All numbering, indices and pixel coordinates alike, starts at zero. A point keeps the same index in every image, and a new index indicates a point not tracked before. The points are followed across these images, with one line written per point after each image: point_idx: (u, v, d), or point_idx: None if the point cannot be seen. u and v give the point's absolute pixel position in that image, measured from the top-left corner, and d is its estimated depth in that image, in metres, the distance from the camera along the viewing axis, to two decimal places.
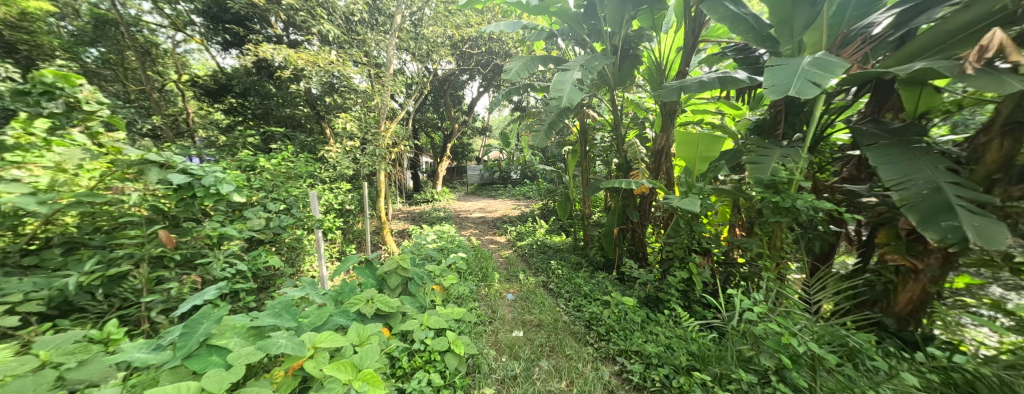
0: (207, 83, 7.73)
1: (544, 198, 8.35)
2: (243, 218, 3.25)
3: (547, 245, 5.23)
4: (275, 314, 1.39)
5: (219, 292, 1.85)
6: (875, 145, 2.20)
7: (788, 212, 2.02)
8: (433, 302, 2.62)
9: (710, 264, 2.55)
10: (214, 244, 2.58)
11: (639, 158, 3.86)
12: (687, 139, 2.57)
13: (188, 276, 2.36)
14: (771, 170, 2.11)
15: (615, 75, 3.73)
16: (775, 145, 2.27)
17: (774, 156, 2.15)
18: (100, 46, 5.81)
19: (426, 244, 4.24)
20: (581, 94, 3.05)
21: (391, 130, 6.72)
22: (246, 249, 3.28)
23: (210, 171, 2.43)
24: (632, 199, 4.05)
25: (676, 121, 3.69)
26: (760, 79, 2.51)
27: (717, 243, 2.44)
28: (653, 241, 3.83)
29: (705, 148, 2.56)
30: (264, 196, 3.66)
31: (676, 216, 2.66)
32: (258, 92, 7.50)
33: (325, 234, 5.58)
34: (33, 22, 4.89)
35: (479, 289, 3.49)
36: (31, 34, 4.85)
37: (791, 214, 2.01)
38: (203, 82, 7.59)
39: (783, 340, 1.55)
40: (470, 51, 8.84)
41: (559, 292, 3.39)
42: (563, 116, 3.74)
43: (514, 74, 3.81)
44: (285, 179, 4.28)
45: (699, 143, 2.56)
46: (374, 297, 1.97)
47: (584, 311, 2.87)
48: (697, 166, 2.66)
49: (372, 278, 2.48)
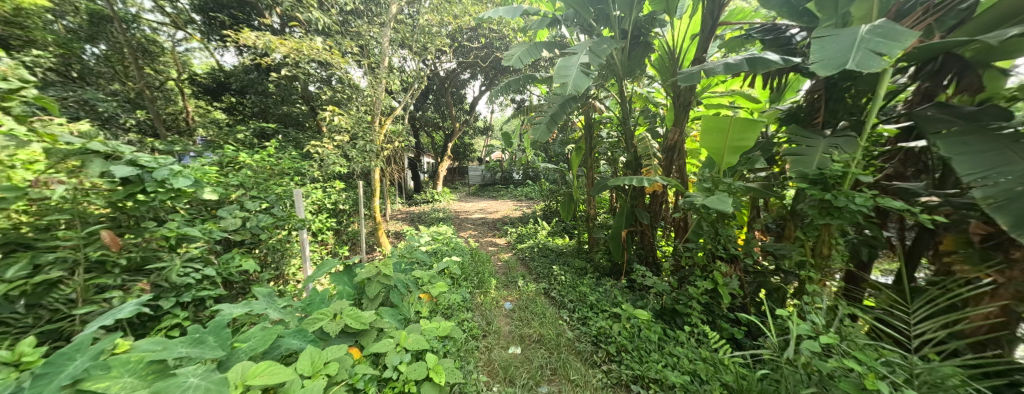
0: (204, 81, 7.58)
1: (545, 198, 8.05)
2: (215, 218, 2.98)
3: (548, 247, 4.92)
4: (195, 341, 1.10)
5: (140, 308, 1.61)
6: (946, 134, 1.93)
7: (841, 213, 1.72)
8: (419, 314, 2.32)
9: (738, 273, 2.22)
10: (172, 247, 2.31)
11: (650, 155, 3.54)
12: (715, 125, 2.25)
13: (136, 284, 2.08)
14: (818, 161, 1.84)
15: (624, 64, 3.44)
16: (818, 135, 2.00)
17: (819, 147, 1.90)
18: (91, 41, 5.66)
19: (419, 247, 3.95)
20: (588, 80, 2.75)
21: (386, 126, 6.47)
22: (218, 251, 3.00)
23: (166, 162, 2.15)
24: (641, 199, 3.79)
25: (690, 114, 3.41)
26: (796, 60, 2.18)
27: (748, 250, 2.12)
28: (664, 245, 3.53)
29: (737, 136, 2.22)
30: (241, 193, 3.39)
31: (698, 218, 2.33)
32: (255, 90, 7.33)
33: (316, 235, 5.30)
34: (28, 18, 4.71)
35: (473, 297, 3.18)
36: (25, 29, 4.73)
37: (846, 215, 1.70)
38: (201, 80, 7.45)
39: (865, 384, 1.20)
40: (469, 45, 8.55)
41: (561, 303, 3.07)
42: (567, 106, 3.41)
43: (515, 61, 3.54)
44: (268, 176, 4.01)
45: (729, 130, 2.24)
46: (344, 311, 1.69)
47: (590, 326, 2.55)
48: (725, 158, 2.34)
49: (348, 287, 2.19)
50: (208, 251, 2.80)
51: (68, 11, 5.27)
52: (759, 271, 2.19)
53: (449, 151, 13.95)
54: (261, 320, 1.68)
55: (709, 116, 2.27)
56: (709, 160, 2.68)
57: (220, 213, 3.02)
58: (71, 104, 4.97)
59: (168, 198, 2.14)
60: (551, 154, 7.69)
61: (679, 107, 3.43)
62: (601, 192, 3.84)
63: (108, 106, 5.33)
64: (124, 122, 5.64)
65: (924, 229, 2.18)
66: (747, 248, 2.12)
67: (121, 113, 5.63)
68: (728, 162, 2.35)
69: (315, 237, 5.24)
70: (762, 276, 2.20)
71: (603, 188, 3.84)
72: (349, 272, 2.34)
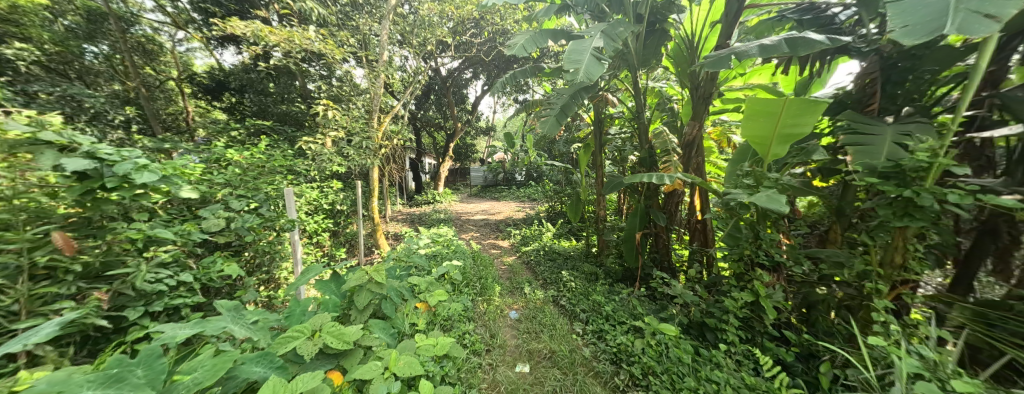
0: (202, 80, 7.47)
1: (549, 199, 7.79)
2: (197, 219, 2.77)
3: (554, 250, 4.65)
4: (115, 380, 0.89)
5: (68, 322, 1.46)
6: None
7: (924, 213, 1.50)
8: (415, 326, 2.07)
9: (781, 282, 1.97)
10: (138, 250, 2.08)
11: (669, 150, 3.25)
12: (763, 109, 2.01)
13: (93, 293, 1.84)
14: (888, 151, 1.68)
15: (639, 53, 3.18)
16: (880, 121, 1.85)
17: (887, 135, 1.75)
18: (90, 40, 5.57)
19: (417, 250, 3.70)
20: (602, 66, 2.49)
21: (385, 124, 6.26)
22: (198, 254, 2.78)
23: (130, 155, 1.92)
24: (655, 199, 3.54)
25: (710, 108, 3.18)
26: (845, 39, 1.92)
27: (794, 256, 1.86)
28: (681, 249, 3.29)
29: (789, 121, 1.97)
30: (227, 191, 3.17)
31: (734, 219, 2.08)
32: (254, 88, 7.19)
33: (310, 237, 5.07)
34: (25, 16, 4.90)
35: (474, 306, 2.93)
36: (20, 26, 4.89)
37: (927, 216, 1.47)
38: (200, 79, 7.35)
39: None
40: (470, 41, 8.35)
41: (573, 313, 2.81)
42: (577, 98, 3.16)
43: (519, 49, 3.34)
44: (259, 174, 3.80)
45: (780, 114, 1.98)
46: (324, 327, 1.45)
47: (608, 340, 2.29)
48: (771, 149, 2.09)
49: (336, 296, 1.95)
50: (185, 254, 2.57)
51: (66, 8, 5.21)
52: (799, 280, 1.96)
53: (450, 151, 13.74)
54: (228, 337, 1.44)
55: (753, 100, 2.01)
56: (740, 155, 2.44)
57: (202, 213, 2.81)
58: (57, 98, 4.83)
59: (132, 195, 1.89)
60: (555, 154, 7.45)
61: (697, 100, 3.20)
62: (614, 191, 3.59)
63: (94, 101, 5.18)
64: (114, 118, 5.44)
65: (984, 232, 1.93)
66: (790, 253, 1.89)
67: (110, 110, 5.44)
68: (774, 153, 2.10)
69: (310, 238, 5.01)
70: (803, 285, 1.97)
71: (616, 186, 3.58)
72: (338, 278, 2.10)
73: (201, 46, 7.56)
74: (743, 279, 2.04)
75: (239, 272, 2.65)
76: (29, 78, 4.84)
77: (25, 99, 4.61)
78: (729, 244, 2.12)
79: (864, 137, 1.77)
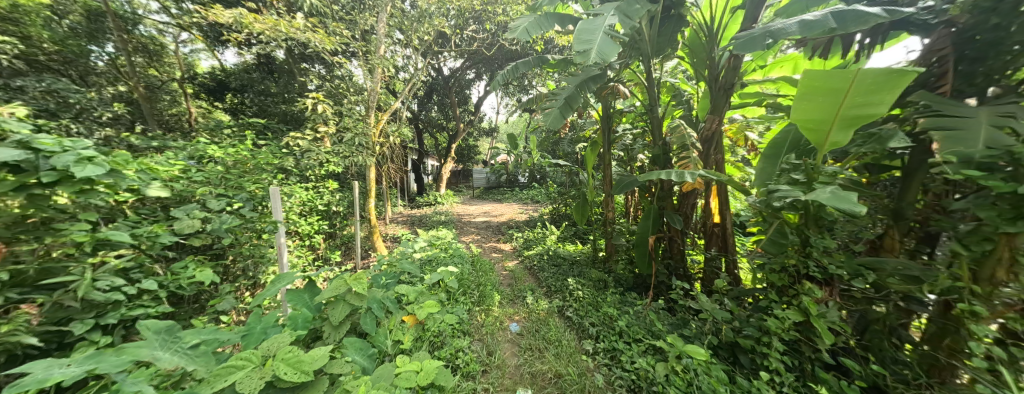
0: (205, 81, 7.52)
1: (554, 200, 7.50)
2: (169, 220, 2.55)
3: (559, 255, 4.36)
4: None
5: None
6: None
7: None
8: (400, 344, 1.81)
9: (837, 299, 1.72)
10: (85, 256, 1.84)
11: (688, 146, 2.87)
12: (826, 84, 1.74)
13: (20, 307, 1.58)
14: (988, 136, 1.44)
15: (653, 40, 2.92)
16: (965, 103, 1.62)
17: (982, 118, 1.51)
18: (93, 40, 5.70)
19: (412, 254, 3.44)
20: (617, 46, 2.21)
21: (383, 122, 6.03)
22: (169, 259, 2.55)
23: (74, 146, 1.69)
24: (669, 201, 3.27)
25: (731, 101, 2.91)
26: (907, 10, 1.70)
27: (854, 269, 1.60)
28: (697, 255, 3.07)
29: (861, 96, 1.71)
30: (207, 190, 2.96)
31: (782, 221, 1.83)
32: (256, 90, 7.33)
33: (302, 239, 4.82)
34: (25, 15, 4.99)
35: (471, 318, 2.66)
36: (20, 25, 4.94)
37: None
38: (203, 80, 7.42)
39: None
40: (471, 34, 8.08)
41: (581, 327, 2.53)
42: (585, 87, 2.89)
43: (522, 33, 3.12)
44: (244, 172, 3.58)
45: (845, 92, 1.73)
46: (277, 354, 1.21)
47: (624, 362, 2.01)
48: (830, 136, 1.83)
49: (310, 309, 1.70)
50: (150, 259, 2.34)
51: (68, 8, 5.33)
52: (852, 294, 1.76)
53: (452, 152, 13.49)
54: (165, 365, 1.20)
55: (816, 74, 1.74)
56: (775, 149, 2.17)
57: (175, 213, 2.59)
58: (41, 94, 4.66)
59: (76, 190, 1.65)
60: (559, 154, 7.19)
61: (716, 92, 2.94)
62: (625, 191, 3.32)
63: (80, 97, 5.00)
64: (100, 115, 5.26)
65: None
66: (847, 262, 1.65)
67: (96, 106, 5.26)
68: (833, 141, 1.84)
69: (301, 240, 4.76)
70: (857, 301, 1.76)
71: (627, 187, 3.31)
72: (315, 287, 1.86)
73: (203, 47, 7.70)
74: (788, 293, 1.79)
75: (212, 277, 2.42)
76: (11, 72, 4.68)
77: (8, 94, 4.46)
78: (771, 252, 1.86)
79: (949, 119, 1.55)
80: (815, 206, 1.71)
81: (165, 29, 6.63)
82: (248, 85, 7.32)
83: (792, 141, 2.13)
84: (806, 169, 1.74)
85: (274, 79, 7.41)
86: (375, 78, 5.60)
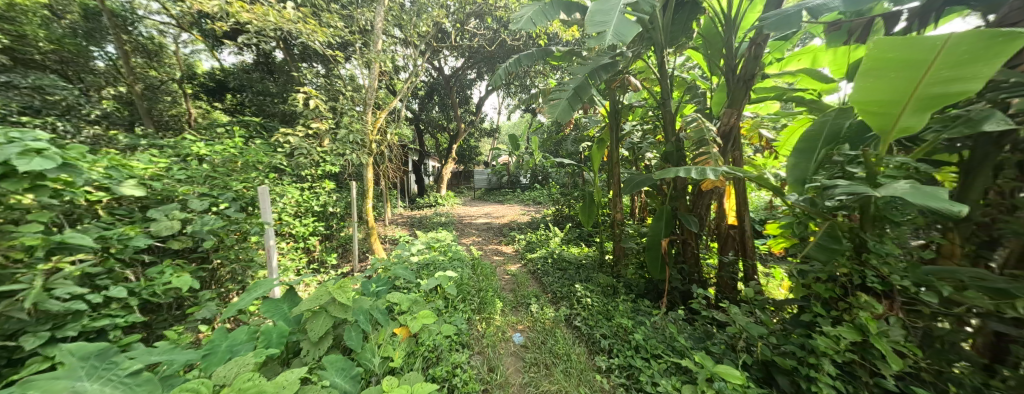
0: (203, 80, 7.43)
1: (557, 201, 7.30)
2: (146, 222, 2.38)
3: (564, 258, 4.14)
4: None
5: None
6: None
7: None
8: (389, 362, 1.59)
9: (896, 312, 1.59)
10: (37, 262, 1.64)
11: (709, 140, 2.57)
12: (907, 57, 1.57)
13: None
14: None
15: (668, 27, 2.71)
16: None
17: None
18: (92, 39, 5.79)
19: (408, 257, 3.25)
20: (635, 30, 2.10)
21: (381, 120, 5.86)
22: (143, 264, 2.36)
23: (21, 137, 1.52)
24: (683, 201, 3.07)
25: (751, 93, 2.70)
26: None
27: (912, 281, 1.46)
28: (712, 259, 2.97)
29: (945, 72, 1.54)
30: (190, 189, 2.78)
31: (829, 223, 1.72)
32: (252, 88, 7.15)
33: (296, 241, 4.63)
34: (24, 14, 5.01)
35: (470, 328, 2.46)
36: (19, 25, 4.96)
37: None
38: (203, 80, 7.36)
39: None
40: (471, 29, 7.88)
41: (591, 339, 2.35)
42: (596, 77, 2.68)
43: (525, 22, 2.93)
44: (231, 171, 3.40)
45: (927, 67, 1.56)
46: (234, 383, 1.03)
47: (642, 382, 1.81)
48: (899, 120, 1.67)
49: (286, 321, 1.52)
50: (120, 264, 2.15)
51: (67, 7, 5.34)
52: (915, 308, 1.58)
53: (453, 152, 13.32)
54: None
55: (898, 46, 1.56)
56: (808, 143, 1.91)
57: (152, 214, 2.41)
58: (26, 90, 4.52)
59: (22, 186, 1.46)
60: (562, 154, 6.99)
61: (734, 85, 2.75)
62: (637, 191, 3.12)
63: (67, 94, 4.85)
64: (88, 112, 5.10)
65: None
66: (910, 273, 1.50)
67: (84, 104, 5.11)
68: (902, 126, 1.68)
69: (295, 243, 4.57)
70: (918, 316, 1.59)
71: (638, 185, 3.11)
72: (296, 295, 1.69)
73: (200, 46, 7.59)
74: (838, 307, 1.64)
75: (190, 283, 2.24)
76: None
77: None
78: (821, 260, 1.72)
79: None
80: (875, 208, 1.64)
81: (164, 29, 6.62)
82: (246, 85, 7.20)
83: (829, 133, 1.85)
84: (865, 167, 1.62)
85: (271, 77, 7.30)
86: (372, 74, 5.42)
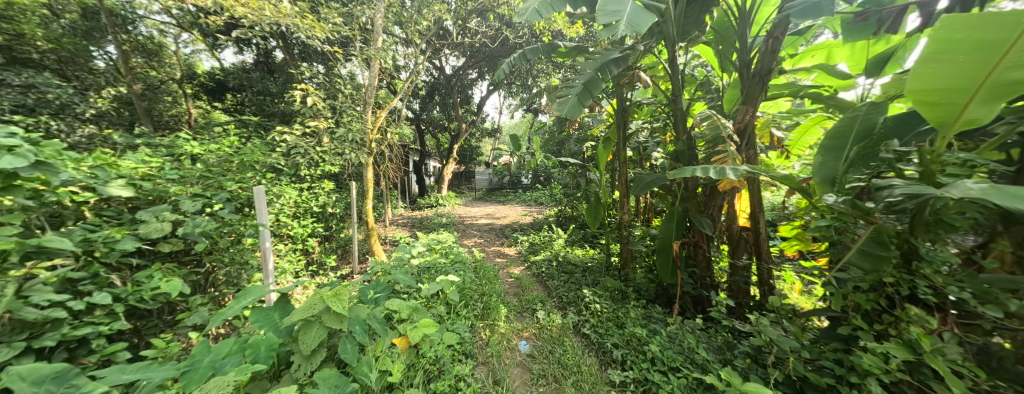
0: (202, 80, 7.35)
1: (560, 202, 7.18)
2: (134, 224, 2.27)
3: (569, 261, 4.03)
4: None
5: None
6: None
7: None
8: (387, 377, 1.48)
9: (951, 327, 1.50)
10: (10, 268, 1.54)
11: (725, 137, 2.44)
12: (978, 39, 1.44)
13: None
14: None
15: (680, 20, 2.60)
16: None
17: None
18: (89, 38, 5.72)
19: (409, 260, 3.15)
20: (648, 18, 2.20)
21: (381, 119, 5.75)
22: (131, 268, 2.26)
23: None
24: (694, 202, 2.96)
25: (768, 89, 2.58)
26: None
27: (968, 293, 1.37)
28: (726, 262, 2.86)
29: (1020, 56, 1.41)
30: (182, 189, 2.67)
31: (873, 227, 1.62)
32: (252, 87, 7.06)
33: (294, 243, 4.53)
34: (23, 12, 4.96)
35: (474, 336, 2.36)
36: None
37: None
38: (203, 80, 7.29)
39: None
40: (472, 27, 7.77)
41: (602, 348, 2.25)
42: (606, 70, 2.56)
43: (531, 16, 2.84)
44: (226, 171, 3.30)
45: (1001, 51, 1.43)
46: None
47: None
48: (964, 112, 1.53)
49: (276, 332, 1.41)
50: (106, 269, 2.05)
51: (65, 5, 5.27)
52: (970, 322, 1.48)
53: (454, 153, 13.21)
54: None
55: (969, 26, 1.42)
56: (837, 141, 1.86)
57: (140, 215, 2.31)
58: (17, 88, 4.41)
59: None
60: (565, 153, 6.88)
61: (748, 81, 2.65)
62: (647, 191, 3.00)
63: (60, 92, 4.74)
64: (82, 111, 5.00)
65: None
66: (968, 281, 1.41)
67: (79, 102, 5.02)
68: (968, 117, 1.54)
69: (293, 244, 4.47)
70: (973, 331, 1.48)
71: (648, 185, 3.00)
72: (288, 302, 1.58)
73: (199, 45, 7.50)
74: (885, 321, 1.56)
75: (180, 288, 2.14)
76: None
77: None
78: (867, 270, 1.61)
79: None
80: (931, 211, 1.47)
81: (164, 28, 6.56)
82: (245, 84, 7.12)
83: (859, 130, 1.79)
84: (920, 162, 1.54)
85: (271, 77, 7.21)
86: (372, 72, 5.31)
